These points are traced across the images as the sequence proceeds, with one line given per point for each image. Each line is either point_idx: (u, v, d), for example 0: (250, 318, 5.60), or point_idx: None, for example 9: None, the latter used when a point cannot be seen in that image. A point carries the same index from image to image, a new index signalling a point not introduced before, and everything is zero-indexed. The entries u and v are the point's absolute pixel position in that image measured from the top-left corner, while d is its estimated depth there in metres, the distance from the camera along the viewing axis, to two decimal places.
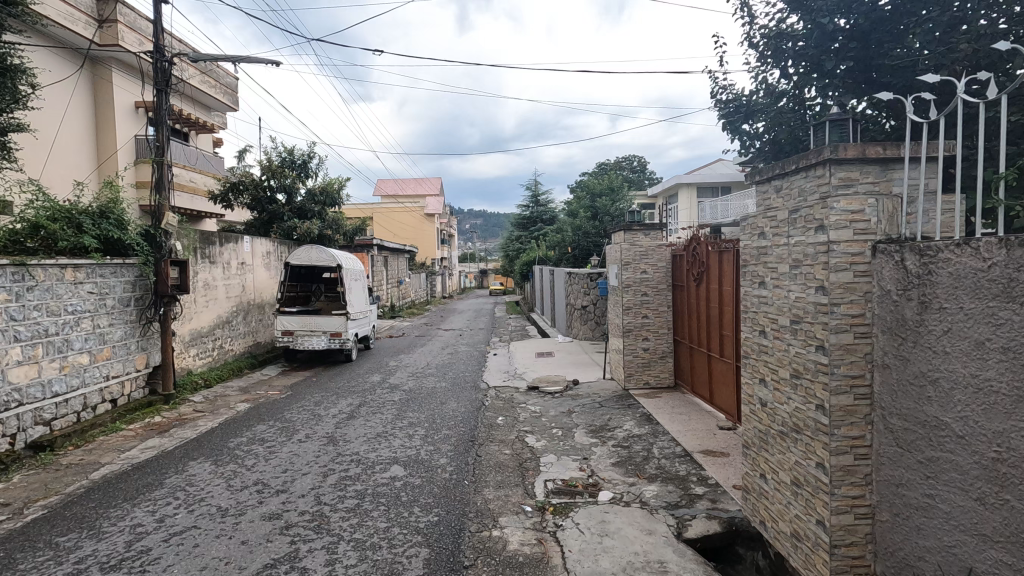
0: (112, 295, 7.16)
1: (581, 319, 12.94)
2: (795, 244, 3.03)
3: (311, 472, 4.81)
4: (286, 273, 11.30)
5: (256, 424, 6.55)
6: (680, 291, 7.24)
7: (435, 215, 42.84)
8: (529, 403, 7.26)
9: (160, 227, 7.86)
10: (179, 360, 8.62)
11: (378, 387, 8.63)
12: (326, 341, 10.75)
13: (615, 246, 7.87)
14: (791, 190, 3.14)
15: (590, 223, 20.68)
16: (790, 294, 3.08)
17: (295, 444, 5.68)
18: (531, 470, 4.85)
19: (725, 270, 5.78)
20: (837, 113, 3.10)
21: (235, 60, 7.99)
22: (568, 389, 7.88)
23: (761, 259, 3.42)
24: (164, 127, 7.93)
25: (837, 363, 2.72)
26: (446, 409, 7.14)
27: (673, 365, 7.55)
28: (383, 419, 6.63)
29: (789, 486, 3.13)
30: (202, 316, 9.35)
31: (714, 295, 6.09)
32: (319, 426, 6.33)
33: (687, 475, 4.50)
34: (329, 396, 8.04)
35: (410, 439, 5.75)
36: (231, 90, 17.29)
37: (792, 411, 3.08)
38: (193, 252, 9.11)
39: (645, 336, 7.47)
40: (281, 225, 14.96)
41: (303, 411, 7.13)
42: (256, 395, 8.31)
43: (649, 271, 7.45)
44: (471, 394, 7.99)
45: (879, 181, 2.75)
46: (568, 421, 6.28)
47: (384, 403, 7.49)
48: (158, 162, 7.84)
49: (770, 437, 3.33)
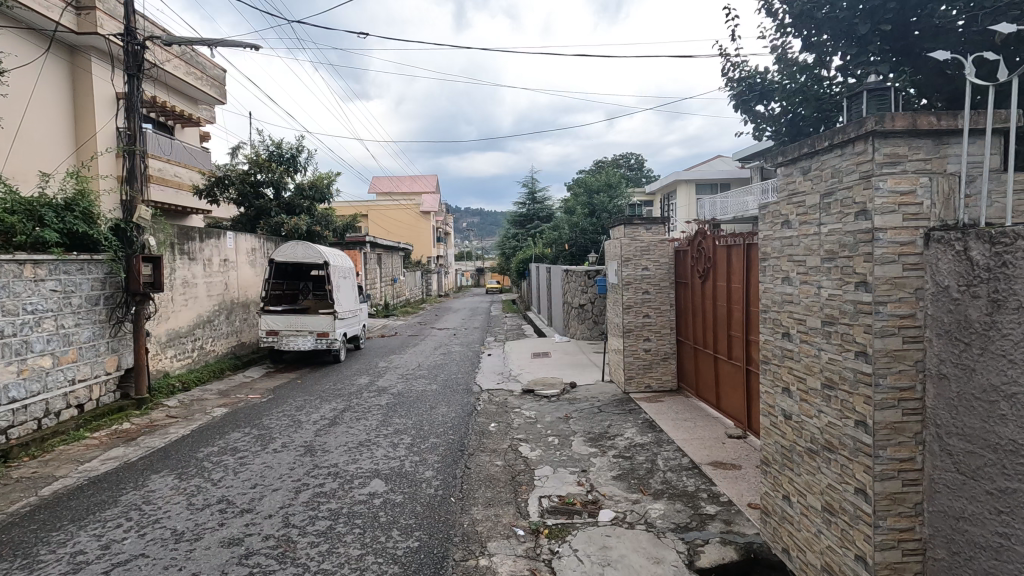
0: (77, 294, 6.71)
1: (579, 318, 12.53)
2: (828, 233, 2.62)
3: (282, 487, 4.37)
4: (271, 270, 10.84)
5: (231, 432, 6.11)
6: (683, 289, 6.84)
7: (431, 213, 42.38)
8: (523, 408, 6.83)
9: (131, 221, 7.39)
10: (154, 362, 8.16)
11: (365, 390, 8.20)
12: (313, 341, 10.29)
13: (614, 241, 7.44)
14: (821, 171, 2.72)
15: (588, 221, 20.39)
16: (822, 291, 2.67)
17: (270, 454, 5.24)
18: (525, 485, 4.42)
19: (735, 267, 5.36)
20: (875, 82, 2.69)
21: (211, 44, 7.53)
22: (566, 392, 7.46)
23: (785, 252, 3.00)
24: (136, 114, 7.48)
25: (882, 373, 2.31)
26: (435, 414, 6.71)
27: (676, 367, 7.14)
28: (367, 426, 6.20)
29: (820, 514, 2.72)
30: (181, 316, 8.89)
31: (722, 294, 5.68)
32: (298, 434, 5.90)
33: (696, 491, 4.08)
34: (312, 400, 7.59)
35: (395, 449, 5.32)
36: (218, 83, 16.79)
37: (824, 427, 2.66)
38: (170, 248, 8.65)
39: (647, 337, 7.05)
40: (269, 221, 14.64)
41: (283, 417, 6.69)
42: (235, 399, 7.86)
43: (651, 268, 7.03)
44: (462, 397, 7.56)
45: (931, 158, 2.32)
46: (565, 428, 5.86)
47: (369, 408, 7.06)
48: (130, 152, 7.39)
49: (796, 455, 2.92)
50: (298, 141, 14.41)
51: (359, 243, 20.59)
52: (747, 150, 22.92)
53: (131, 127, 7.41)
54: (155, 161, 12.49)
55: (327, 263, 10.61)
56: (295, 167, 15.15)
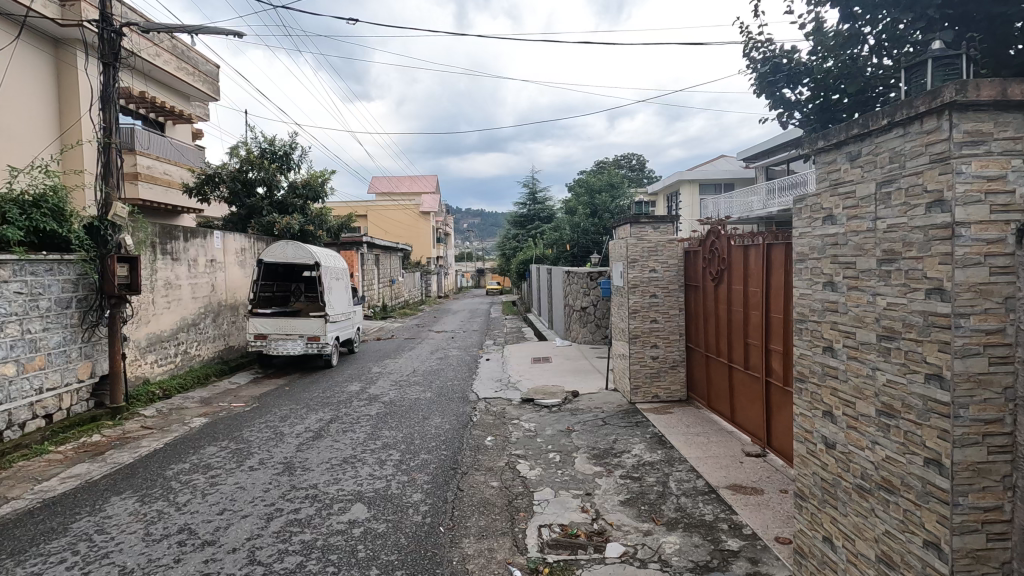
0: (46, 296, 6.27)
1: (580, 321, 12.09)
2: (887, 230, 2.18)
3: (252, 514, 3.92)
4: (259, 270, 10.41)
5: (207, 446, 5.66)
6: (693, 293, 6.39)
7: (430, 213, 41.98)
8: (523, 419, 6.38)
9: (106, 220, 6.92)
10: (132, 368, 7.71)
11: (355, 398, 7.75)
12: (302, 345, 9.85)
13: (619, 241, 7.00)
14: (877, 155, 2.28)
15: (590, 221, 19.98)
16: (878, 299, 2.22)
17: (245, 473, 4.80)
18: (522, 511, 3.97)
19: (754, 270, 4.91)
20: (943, 48, 2.24)
21: (192, 32, 7.11)
22: (567, 401, 7.02)
23: (828, 252, 2.56)
24: (113, 105, 7.05)
25: (963, 402, 1.86)
26: (427, 426, 6.27)
27: (685, 376, 6.69)
28: (353, 439, 5.75)
29: (874, 565, 2.28)
30: (163, 319, 8.45)
31: (738, 299, 5.23)
32: (278, 449, 5.45)
33: (714, 521, 3.63)
34: (298, 409, 7.15)
35: (381, 467, 4.88)
36: (211, 80, 16.38)
37: (881, 462, 2.22)
38: (151, 247, 8.22)
39: (654, 343, 6.61)
40: (260, 220, 14.23)
41: (264, 429, 6.24)
42: (217, 408, 7.42)
43: (659, 269, 6.59)
44: (457, 407, 7.10)
45: (1022, 136, 1.88)
46: (568, 443, 5.41)
47: (358, 418, 6.62)
48: (105, 146, 6.96)
49: (842, 492, 2.47)
50: (292, 138, 13.98)
51: (356, 243, 20.11)
52: (750, 148, 22.53)
53: (107, 119, 6.99)
54: (144, 158, 12.09)
55: (319, 264, 10.18)
56: (288, 165, 14.73)
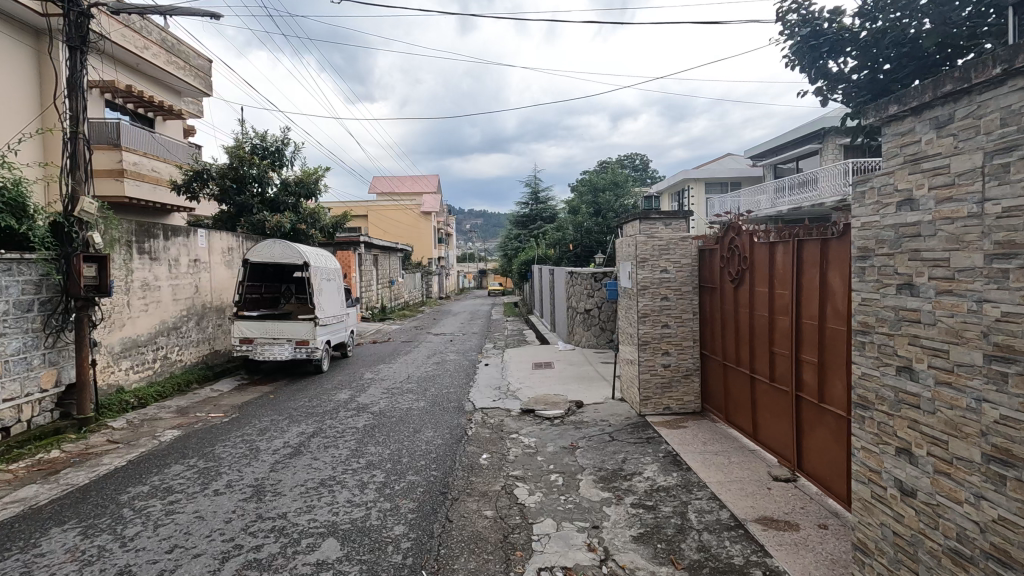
0: (3, 299, 5.74)
1: (584, 324, 11.55)
2: (1002, 216, 1.64)
3: (207, 552, 3.39)
4: (246, 271, 9.89)
5: (172, 465, 5.13)
6: (709, 295, 5.83)
7: (431, 213, 41.52)
8: (522, 434, 5.85)
9: (72, 216, 6.40)
10: (103, 375, 7.18)
11: (343, 408, 7.21)
12: (291, 350, 9.34)
13: (626, 239, 6.47)
14: (980, 119, 1.74)
15: (593, 220, 19.48)
16: (986, 309, 1.68)
17: (208, 499, 4.25)
18: (519, 549, 3.41)
19: (783, 271, 4.37)
20: None
21: (167, 13, 6.59)
22: (571, 413, 6.48)
23: (904, 245, 2.01)
24: (81, 92, 6.52)
25: None
26: (418, 441, 5.72)
27: (700, 386, 6.13)
28: (335, 457, 5.21)
29: None
30: (139, 323, 7.93)
31: (762, 302, 4.69)
32: (250, 470, 4.90)
33: (743, 565, 3.08)
34: (280, 420, 6.62)
35: (361, 492, 4.33)
36: (203, 75, 15.91)
37: (989, 524, 1.68)
38: (126, 246, 7.71)
39: (666, 351, 6.06)
40: (250, 218, 13.74)
41: (240, 444, 5.70)
42: (194, 418, 6.88)
43: (670, 270, 6.04)
44: (452, 419, 6.56)
45: None
46: (572, 463, 4.86)
47: (343, 432, 6.08)
48: (73, 137, 6.43)
49: (925, 555, 1.93)
50: (284, 134, 13.48)
51: (352, 243, 19.57)
52: (757, 146, 22.07)
53: (75, 107, 6.46)
54: (130, 154, 11.74)
55: (309, 264, 9.65)
56: (281, 162, 14.23)
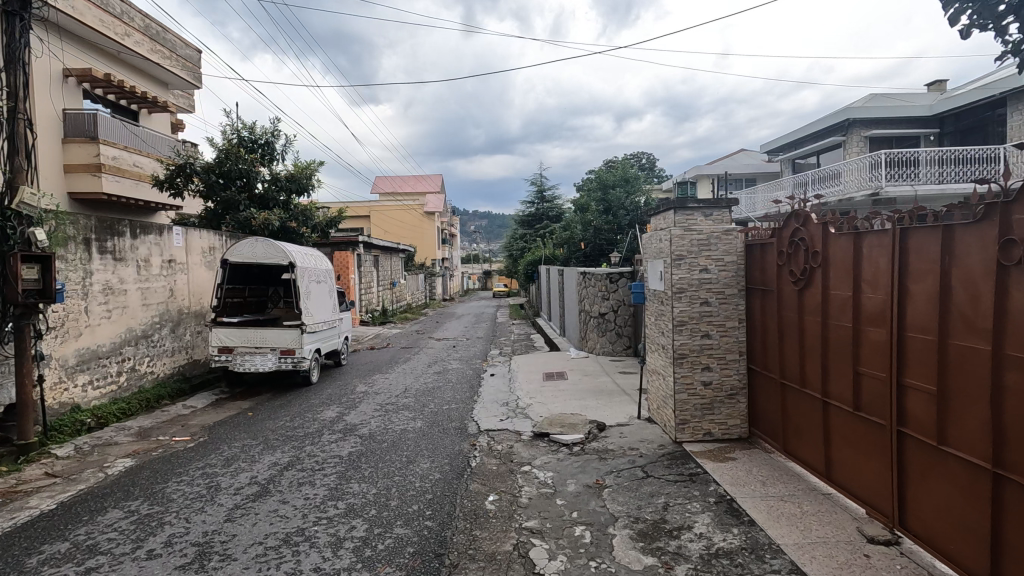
0: None
1: (598, 330, 10.58)
2: None
3: None
4: (226, 272, 8.98)
5: (109, 510, 4.19)
6: (761, 299, 4.85)
7: (433, 213, 40.59)
8: (536, 466, 4.89)
9: (9, 209, 5.49)
10: (54, 393, 6.27)
11: (327, 430, 6.26)
12: (275, 361, 8.41)
13: (657, 233, 5.52)
14: None
15: (603, 219, 18.47)
16: None
17: (137, 566, 3.30)
18: None
19: (873, 270, 3.41)
20: None
21: None
22: (591, 437, 5.52)
23: None
24: (21, 65, 5.61)
25: None
26: (411, 475, 4.76)
27: (746, 407, 5.15)
28: (308, 499, 4.25)
29: None
30: (100, 332, 7.03)
31: (841, 308, 3.72)
32: (200, 520, 3.94)
33: None
34: (252, 447, 5.67)
35: (335, 556, 3.37)
36: (191, 66, 15.01)
37: None
38: (84, 245, 6.79)
39: (706, 366, 5.09)
40: (237, 216, 12.83)
41: (197, 481, 4.74)
42: (154, 443, 5.94)
43: (712, 269, 5.07)
44: (452, 445, 5.60)
45: None
46: (601, 510, 3.89)
47: (324, 462, 5.14)
48: (10, 116, 5.52)
49: None
50: (275, 125, 12.61)
51: (352, 243, 18.56)
52: (774, 140, 21.00)
53: (13, 83, 5.55)
54: (108, 148, 11.08)
55: (296, 265, 8.72)
56: (271, 156, 13.34)
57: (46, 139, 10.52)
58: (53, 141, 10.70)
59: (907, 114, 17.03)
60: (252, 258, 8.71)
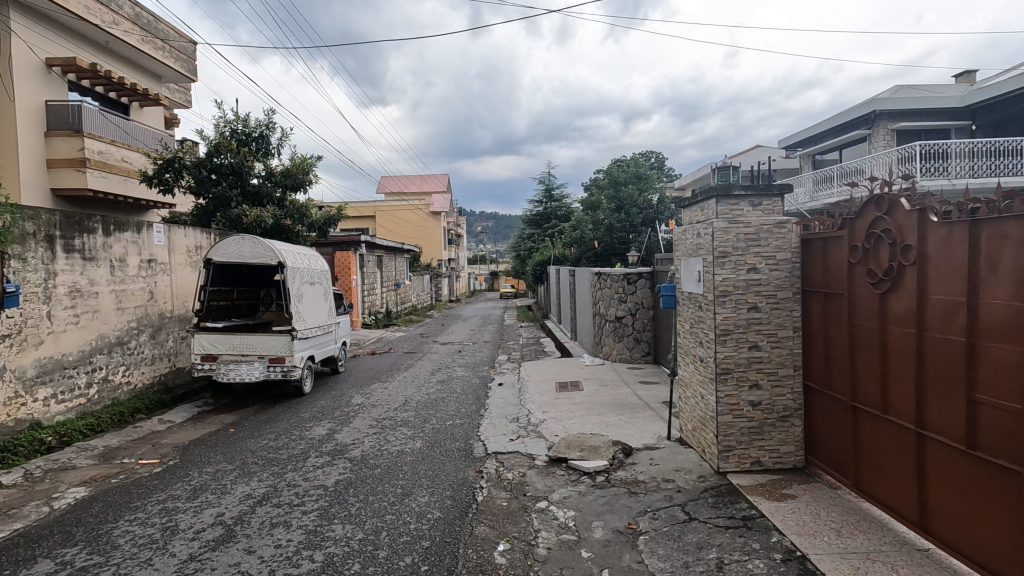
0: None
1: (613, 335, 9.77)
2: None
3: None
4: (209, 273, 8.29)
5: (37, 561, 3.44)
6: (823, 305, 4.06)
7: (439, 213, 39.92)
8: (554, 502, 4.12)
9: None
10: (10, 409, 5.57)
11: (314, 451, 5.53)
12: (262, 370, 7.65)
13: (694, 228, 4.73)
14: None
15: (614, 217, 17.64)
16: None
17: None
18: None
19: (997, 271, 2.62)
20: None
21: None
22: (616, 464, 4.75)
23: None
24: None
25: None
26: (406, 513, 3.99)
27: (802, 433, 4.36)
28: (279, 549, 3.48)
29: None
30: (65, 339, 6.32)
31: (947, 317, 2.92)
32: None
33: None
34: (224, 474, 4.92)
35: None
36: (185, 58, 14.35)
37: None
38: (47, 242, 6.08)
39: (754, 384, 4.31)
40: (229, 213, 12.16)
41: (153, 519, 4.00)
42: (117, 468, 5.21)
43: (762, 269, 4.29)
44: (455, 471, 4.84)
45: None
46: (637, 569, 3.12)
47: (305, 495, 4.38)
48: None
49: None
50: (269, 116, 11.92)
51: (353, 243, 17.89)
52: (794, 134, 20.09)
53: None
54: (94, 142, 10.47)
55: (286, 265, 7.97)
56: (266, 150, 12.66)
57: (26, 132, 9.86)
58: (35, 134, 10.04)
59: (937, 106, 16.07)
60: (238, 257, 8.01)
